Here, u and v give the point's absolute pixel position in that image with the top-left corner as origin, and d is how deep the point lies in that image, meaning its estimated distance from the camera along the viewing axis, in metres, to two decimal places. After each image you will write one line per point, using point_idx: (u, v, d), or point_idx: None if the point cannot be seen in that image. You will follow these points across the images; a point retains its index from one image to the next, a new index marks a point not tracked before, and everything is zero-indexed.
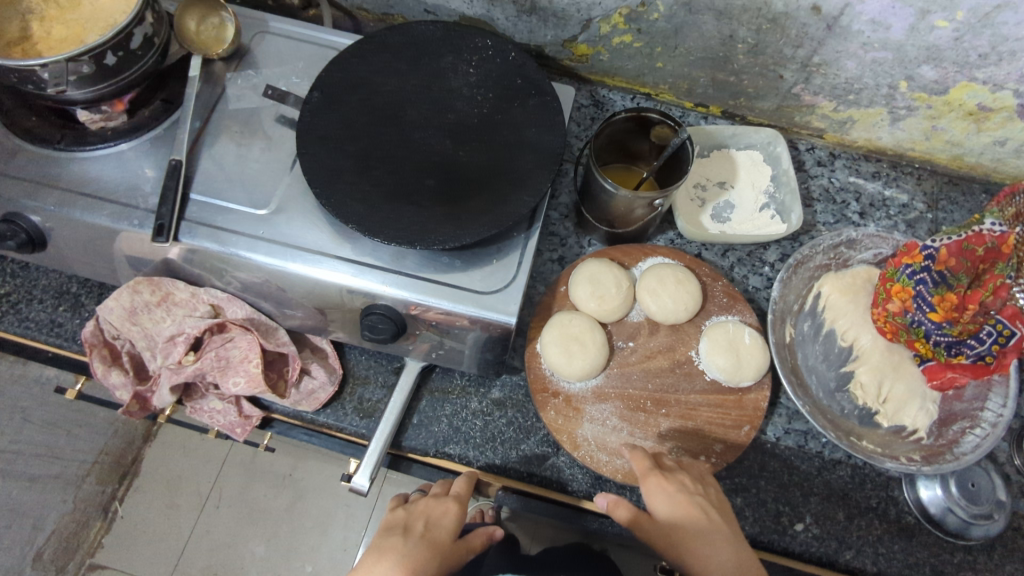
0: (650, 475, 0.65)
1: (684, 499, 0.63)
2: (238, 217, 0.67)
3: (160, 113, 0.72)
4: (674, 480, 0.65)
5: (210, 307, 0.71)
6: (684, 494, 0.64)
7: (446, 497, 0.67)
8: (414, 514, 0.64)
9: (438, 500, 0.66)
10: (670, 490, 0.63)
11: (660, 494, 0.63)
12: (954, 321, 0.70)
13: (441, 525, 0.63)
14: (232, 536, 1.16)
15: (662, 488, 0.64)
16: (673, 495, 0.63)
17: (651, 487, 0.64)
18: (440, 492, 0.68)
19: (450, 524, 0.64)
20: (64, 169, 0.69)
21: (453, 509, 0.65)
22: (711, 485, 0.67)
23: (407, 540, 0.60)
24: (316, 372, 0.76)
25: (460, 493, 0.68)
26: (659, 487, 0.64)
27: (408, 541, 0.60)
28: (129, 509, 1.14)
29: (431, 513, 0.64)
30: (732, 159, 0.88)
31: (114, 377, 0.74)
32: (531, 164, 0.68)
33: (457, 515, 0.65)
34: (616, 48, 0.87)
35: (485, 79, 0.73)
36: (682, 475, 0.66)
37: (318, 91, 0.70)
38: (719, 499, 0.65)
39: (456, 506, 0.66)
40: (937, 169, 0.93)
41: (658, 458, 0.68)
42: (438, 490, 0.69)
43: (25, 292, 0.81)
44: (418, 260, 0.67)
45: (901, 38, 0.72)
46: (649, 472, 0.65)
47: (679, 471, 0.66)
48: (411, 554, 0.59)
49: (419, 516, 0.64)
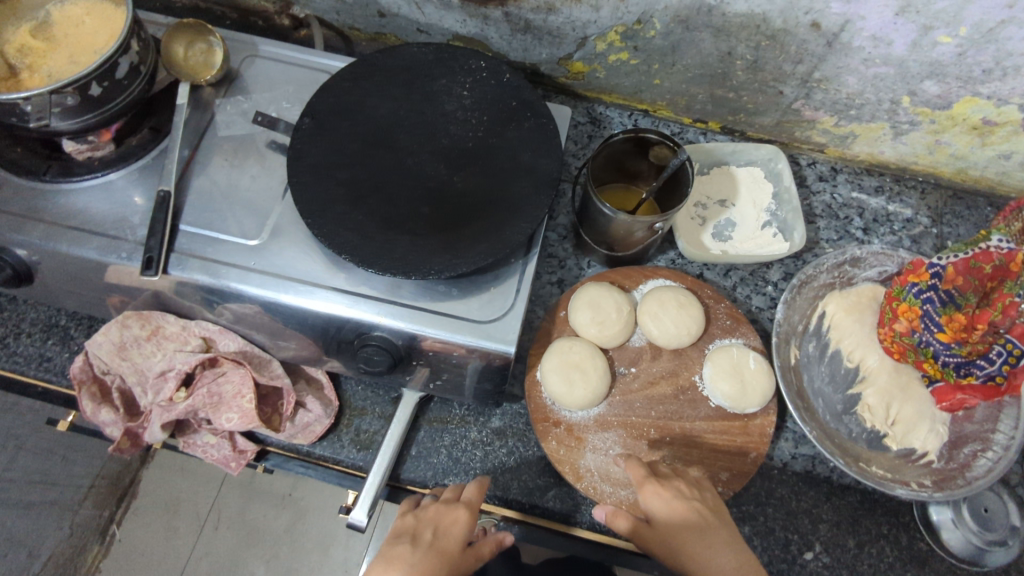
0: (646, 483, 0.65)
1: (681, 504, 0.63)
2: (229, 247, 0.66)
3: (149, 142, 0.71)
4: (671, 487, 0.64)
5: (202, 341, 0.70)
6: (680, 499, 0.63)
7: (457, 504, 0.65)
8: (423, 521, 0.63)
9: (447, 507, 0.64)
10: (666, 496, 0.63)
11: (657, 500, 0.63)
12: (963, 342, 0.68)
13: (450, 534, 0.62)
14: (232, 559, 1.11)
15: (659, 494, 0.63)
16: (666, 500, 0.63)
17: (647, 493, 0.64)
18: (452, 498, 0.66)
19: (459, 533, 0.62)
20: (50, 202, 0.67)
21: (461, 517, 0.63)
22: (707, 489, 0.67)
23: (415, 549, 0.59)
24: (311, 405, 0.75)
25: (472, 499, 0.66)
26: (656, 493, 0.63)
27: (415, 550, 0.59)
28: (127, 532, 1.11)
29: (439, 521, 0.63)
30: (733, 177, 0.87)
31: (104, 414, 0.72)
32: (527, 189, 0.67)
33: (467, 522, 0.63)
34: (613, 65, 0.85)
35: (479, 102, 0.71)
36: (678, 481, 0.65)
37: (309, 118, 0.69)
38: (717, 502, 0.65)
39: (466, 513, 0.64)
40: (941, 182, 0.92)
41: (654, 466, 0.68)
42: (449, 495, 0.67)
43: (13, 326, 0.80)
44: (414, 290, 0.65)
45: (903, 54, 0.71)
46: (645, 479, 0.65)
47: (676, 478, 0.66)
48: (418, 565, 0.58)
49: (427, 524, 0.62)
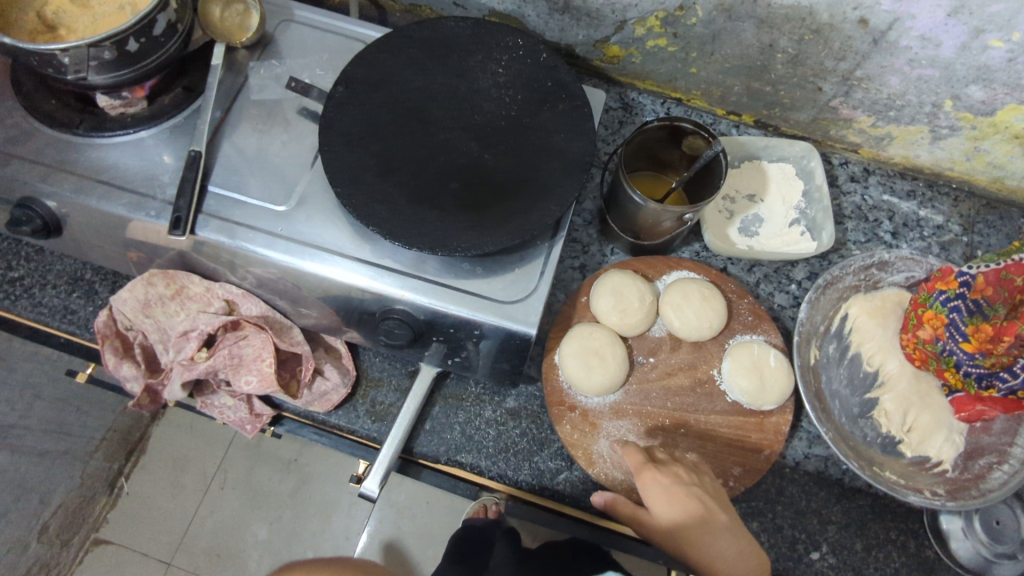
0: (644, 470, 0.65)
1: (681, 490, 0.63)
2: (257, 212, 0.66)
3: (181, 101, 0.70)
4: (669, 472, 0.65)
5: (224, 304, 0.71)
6: (680, 485, 0.64)
7: None
8: None
9: None
10: (666, 482, 0.64)
11: (655, 488, 0.64)
12: (988, 353, 0.66)
13: None
14: (237, 518, 1.19)
15: (657, 482, 0.64)
16: (666, 487, 0.63)
17: (646, 481, 0.64)
18: None
19: None
20: (82, 155, 0.67)
21: None
22: (706, 475, 0.68)
23: None
24: (329, 373, 0.75)
25: None
26: (655, 481, 0.64)
27: None
28: (135, 487, 1.18)
29: None
30: (764, 172, 0.86)
31: (125, 369, 0.73)
32: (558, 171, 0.66)
33: None
34: (650, 51, 0.84)
35: (515, 80, 0.70)
36: (676, 467, 0.66)
37: (342, 86, 0.68)
38: (715, 487, 0.66)
39: None
40: (975, 190, 0.90)
41: (650, 453, 0.68)
42: None
43: (38, 277, 0.81)
44: (438, 266, 0.65)
45: (951, 56, 0.69)
46: (643, 466, 0.65)
47: (673, 464, 0.66)
48: None
49: None
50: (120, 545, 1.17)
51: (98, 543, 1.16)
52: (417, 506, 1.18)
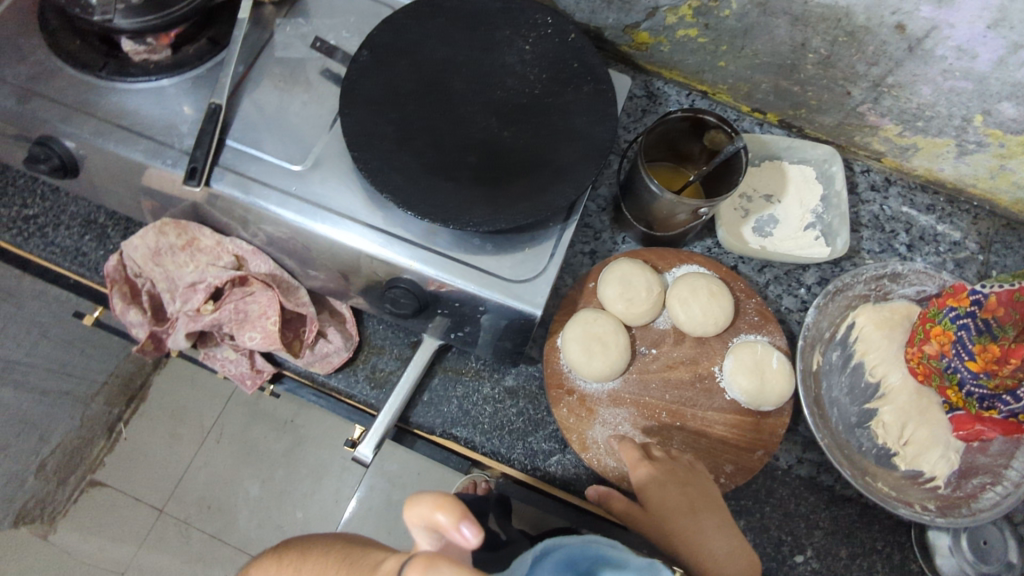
0: (639, 467, 0.66)
1: (674, 489, 0.64)
2: (273, 169, 0.65)
3: (205, 53, 0.70)
4: (664, 469, 0.66)
5: (234, 258, 0.71)
6: (674, 484, 0.65)
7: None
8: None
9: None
10: (661, 481, 0.65)
11: (650, 485, 0.64)
12: (992, 374, 0.66)
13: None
14: (231, 474, 1.21)
15: (652, 479, 0.65)
16: (660, 485, 0.64)
17: (641, 476, 0.65)
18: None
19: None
20: (103, 99, 0.67)
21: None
22: (702, 473, 0.68)
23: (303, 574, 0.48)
24: (333, 336, 0.76)
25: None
26: (649, 478, 0.65)
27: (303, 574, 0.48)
28: (133, 432, 1.20)
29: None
30: (784, 173, 0.85)
31: (132, 315, 0.74)
32: (577, 154, 0.66)
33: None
34: (680, 41, 0.83)
35: (541, 58, 0.70)
36: (672, 465, 0.67)
37: (367, 50, 0.67)
38: (710, 486, 0.67)
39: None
40: (996, 209, 0.89)
41: (648, 449, 0.69)
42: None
43: (53, 217, 0.82)
44: (449, 239, 0.65)
45: (986, 70, 0.68)
46: (639, 463, 0.66)
47: (670, 462, 0.67)
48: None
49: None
50: (114, 488, 1.19)
51: (92, 485, 1.18)
52: (409, 477, 1.18)
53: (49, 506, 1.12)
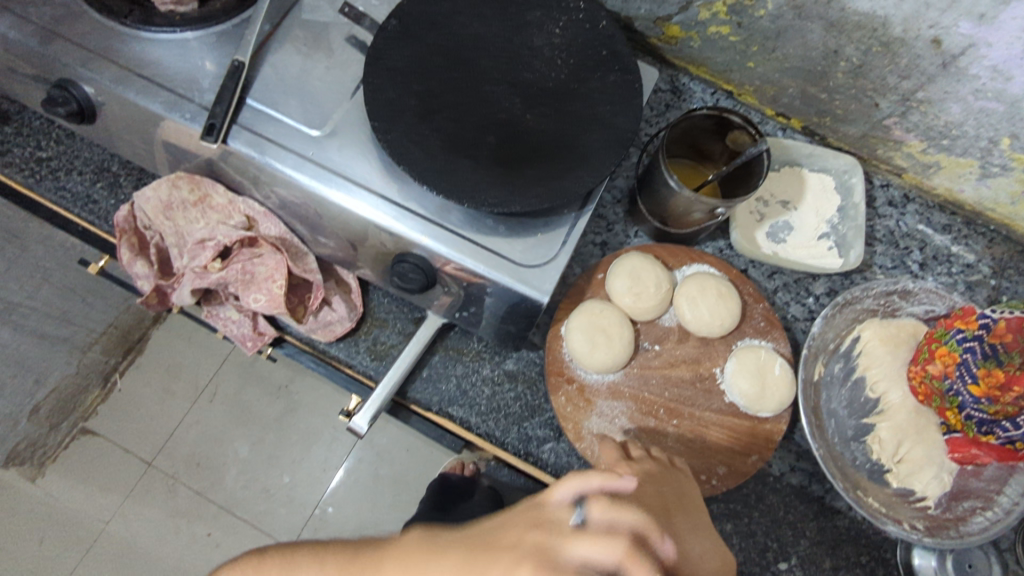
0: (616, 465, 0.63)
1: (650, 489, 0.61)
2: (291, 133, 0.65)
3: (232, 9, 0.69)
4: (641, 470, 0.62)
5: (245, 219, 0.70)
6: (651, 483, 0.61)
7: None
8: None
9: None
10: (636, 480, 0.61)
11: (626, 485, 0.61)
12: (994, 400, 0.65)
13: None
14: (222, 432, 1.22)
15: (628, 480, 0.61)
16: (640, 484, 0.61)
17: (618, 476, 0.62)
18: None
19: None
20: (126, 46, 0.66)
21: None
22: (680, 473, 0.65)
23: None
24: (337, 305, 0.76)
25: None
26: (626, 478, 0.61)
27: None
28: (128, 382, 1.21)
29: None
30: (803, 180, 0.85)
31: (138, 266, 0.76)
32: (598, 143, 0.65)
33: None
34: (710, 37, 0.82)
35: (570, 43, 0.69)
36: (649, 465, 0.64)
37: (395, 20, 0.67)
38: (689, 487, 0.64)
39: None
40: (1012, 235, 0.88)
41: (624, 450, 0.66)
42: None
43: (66, 161, 0.81)
44: (462, 217, 0.64)
45: (1018, 93, 0.67)
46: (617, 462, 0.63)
47: (647, 462, 0.64)
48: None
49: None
50: (104, 438, 1.19)
51: (84, 433, 1.18)
52: (397, 452, 1.22)
53: (40, 450, 1.15)
